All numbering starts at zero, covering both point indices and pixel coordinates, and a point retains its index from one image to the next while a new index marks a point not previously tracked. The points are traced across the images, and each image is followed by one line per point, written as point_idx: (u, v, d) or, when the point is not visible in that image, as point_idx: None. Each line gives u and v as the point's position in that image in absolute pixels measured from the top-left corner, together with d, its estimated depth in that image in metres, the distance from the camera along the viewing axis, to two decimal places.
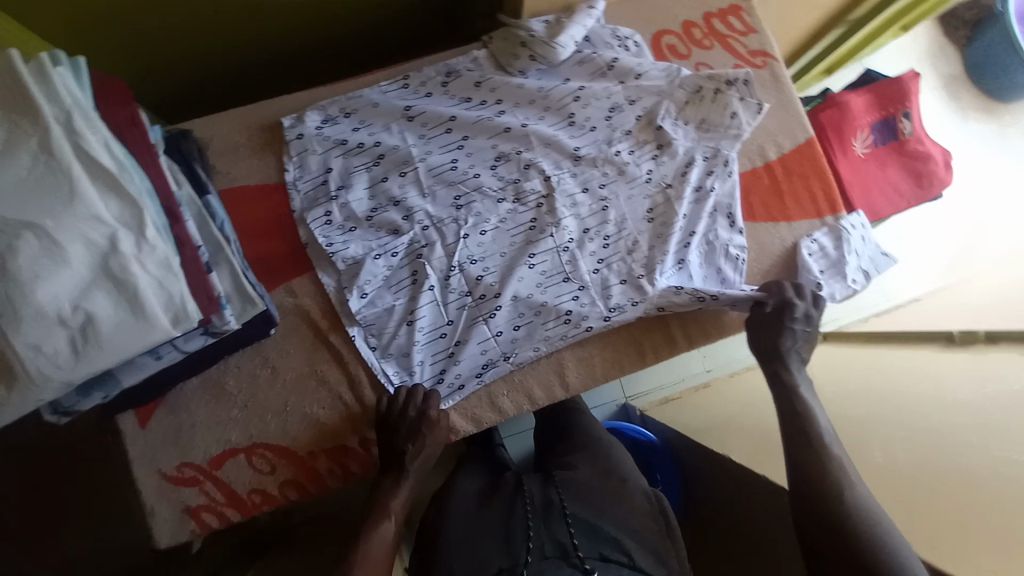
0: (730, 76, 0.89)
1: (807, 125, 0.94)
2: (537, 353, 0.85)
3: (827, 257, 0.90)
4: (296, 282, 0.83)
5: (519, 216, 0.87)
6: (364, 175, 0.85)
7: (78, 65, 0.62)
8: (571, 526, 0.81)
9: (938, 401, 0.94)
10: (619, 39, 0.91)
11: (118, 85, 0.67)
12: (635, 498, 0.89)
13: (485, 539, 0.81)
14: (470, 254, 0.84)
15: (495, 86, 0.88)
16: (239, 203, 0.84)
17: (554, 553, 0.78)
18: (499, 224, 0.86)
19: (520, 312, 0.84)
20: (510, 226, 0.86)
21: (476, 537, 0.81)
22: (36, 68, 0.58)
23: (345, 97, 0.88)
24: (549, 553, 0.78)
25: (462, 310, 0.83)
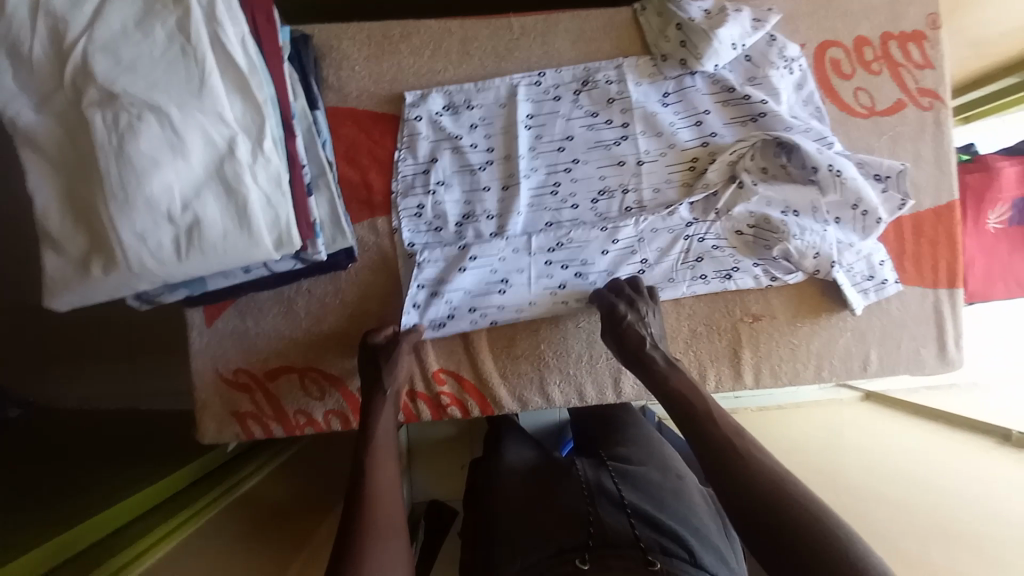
0: (881, 167, 0.79)
1: (956, 186, 0.85)
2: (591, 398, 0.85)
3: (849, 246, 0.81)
4: (380, 220, 0.81)
5: (614, 274, 0.83)
6: (468, 176, 0.81)
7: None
8: (631, 515, 0.76)
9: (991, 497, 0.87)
10: (785, 60, 0.81)
11: None
12: (693, 495, 0.86)
13: (543, 518, 0.80)
14: (551, 300, 0.81)
15: (630, 109, 0.82)
16: (345, 126, 0.81)
17: (619, 540, 0.73)
18: (589, 280, 0.82)
19: (583, 352, 0.84)
20: (599, 281, 0.82)
21: (535, 514, 0.81)
22: None
23: (472, 86, 0.81)
24: (612, 540, 0.74)
25: (531, 333, 0.83)
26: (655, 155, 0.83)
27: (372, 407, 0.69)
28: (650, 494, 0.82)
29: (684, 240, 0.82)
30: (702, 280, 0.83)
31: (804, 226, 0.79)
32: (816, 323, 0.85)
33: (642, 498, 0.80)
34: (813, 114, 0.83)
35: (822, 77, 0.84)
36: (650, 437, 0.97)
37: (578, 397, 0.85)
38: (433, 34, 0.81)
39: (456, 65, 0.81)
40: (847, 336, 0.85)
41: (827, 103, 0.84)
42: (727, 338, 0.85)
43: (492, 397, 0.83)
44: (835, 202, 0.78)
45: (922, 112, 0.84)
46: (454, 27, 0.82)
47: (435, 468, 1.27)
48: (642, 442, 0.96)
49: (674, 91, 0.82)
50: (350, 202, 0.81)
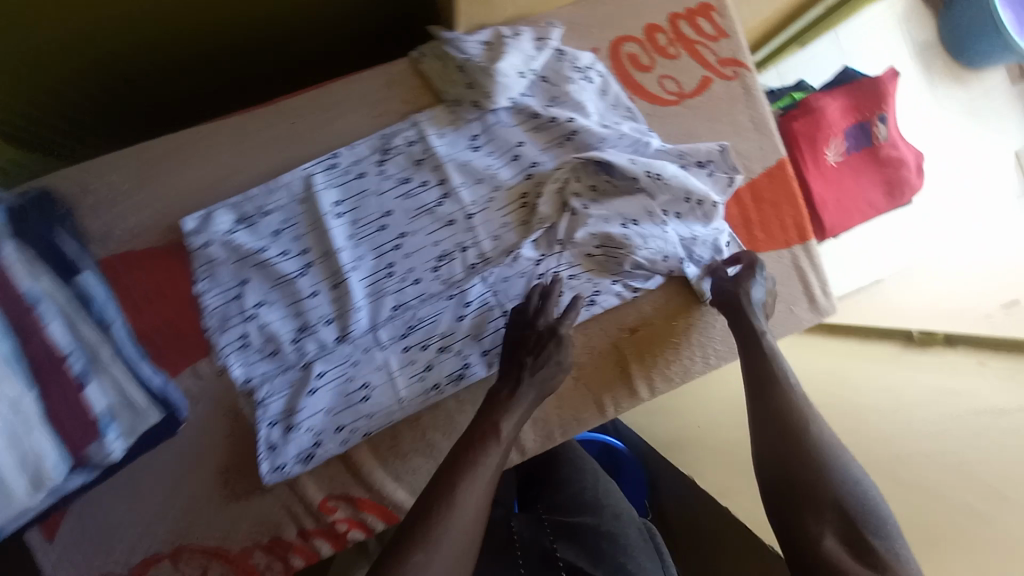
0: (701, 153, 0.79)
1: (779, 145, 0.85)
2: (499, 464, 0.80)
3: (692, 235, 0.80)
4: (207, 363, 0.72)
5: (480, 337, 0.78)
6: (288, 288, 0.73)
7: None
8: None
9: (900, 420, 0.90)
10: (580, 71, 0.78)
11: None
12: (629, 532, 0.83)
13: None
14: (419, 386, 0.76)
15: (441, 165, 0.76)
16: (130, 274, 0.71)
17: None
18: (455, 351, 0.77)
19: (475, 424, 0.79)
20: (466, 350, 0.77)
21: None
22: None
23: (261, 190, 0.72)
24: None
25: (412, 425, 0.78)
26: (482, 204, 0.78)
27: (469, 443, 0.61)
28: (586, 545, 0.81)
29: (539, 281, 0.79)
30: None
31: (646, 233, 0.78)
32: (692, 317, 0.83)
33: (577, 554, 0.80)
34: (626, 115, 0.80)
35: (622, 75, 0.81)
36: (585, 474, 0.92)
37: None
38: (201, 144, 0.73)
39: (236, 170, 0.73)
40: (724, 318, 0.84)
41: (635, 99, 0.82)
42: (612, 360, 0.82)
43: (392, 505, 0.77)
44: (667, 200, 0.77)
45: (729, 82, 0.83)
46: (221, 131, 0.73)
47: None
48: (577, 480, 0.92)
49: (481, 132, 0.77)
50: (164, 354, 0.71)
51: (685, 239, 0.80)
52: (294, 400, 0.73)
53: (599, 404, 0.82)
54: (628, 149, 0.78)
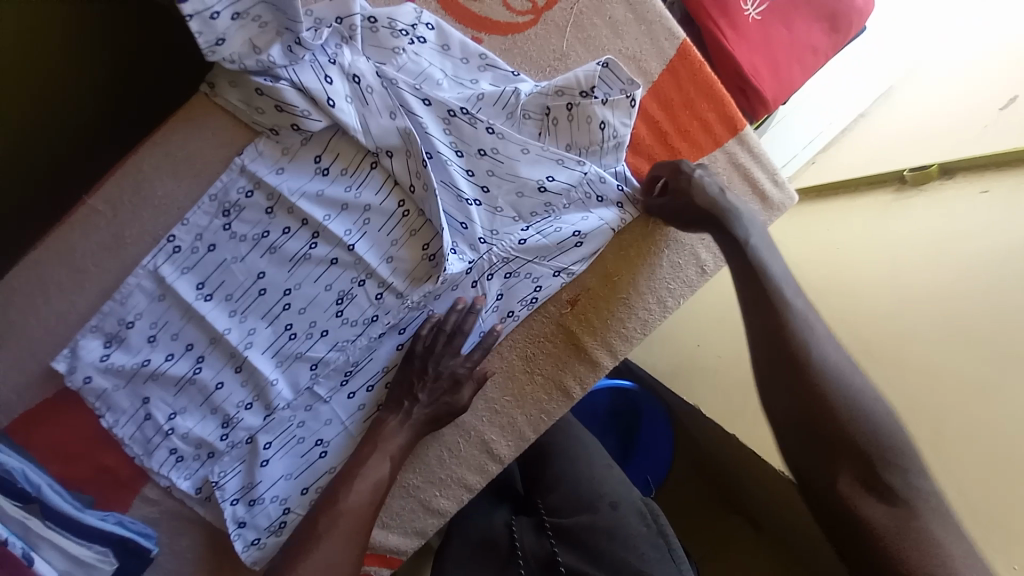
0: (582, 82, 0.64)
1: (676, 31, 0.70)
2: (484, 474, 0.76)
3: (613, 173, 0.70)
4: (151, 487, 0.69)
5: None
6: (193, 388, 0.68)
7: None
8: None
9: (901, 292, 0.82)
10: (401, 34, 0.63)
11: None
12: (629, 521, 0.77)
13: None
14: None
15: (294, 205, 0.66)
16: (30, 435, 0.67)
17: None
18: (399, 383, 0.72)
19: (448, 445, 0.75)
20: None
21: None
22: None
23: (114, 302, 0.65)
24: None
25: None
26: (360, 228, 0.69)
27: (358, 460, 0.68)
28: (588, 548, 0.75)
29: (475, 289, 0.71)
30: (513, 317, 0.73)
31: (559, 200, 0.70)
32: (623, 273, 0.73)
33: (579, 559, 0.75)
34: (481, 65, 0.66)
35: (457, 13, 0.67)
36: (578, 465, 0.86)
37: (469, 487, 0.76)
38: (28, 277, 0.64)
39: (78, 289, 0.65)
40: (667, 251, 0.74)
41: (484, 38, 0.67)
42: (560, 340, 0.75)
43: (388, 550, 0.75)
44: (565, 137, 0.67)
45: None
46: (42, 256, 0.64)
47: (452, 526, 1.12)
48: (573, 471, 0.86)
49: (324, 151, 0.66)
50: (101, 491, 0.68)
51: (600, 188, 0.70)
52: (247, 488, 0.69)
53: (564, 389, 0.76)
54: (495, 107, 0.66)
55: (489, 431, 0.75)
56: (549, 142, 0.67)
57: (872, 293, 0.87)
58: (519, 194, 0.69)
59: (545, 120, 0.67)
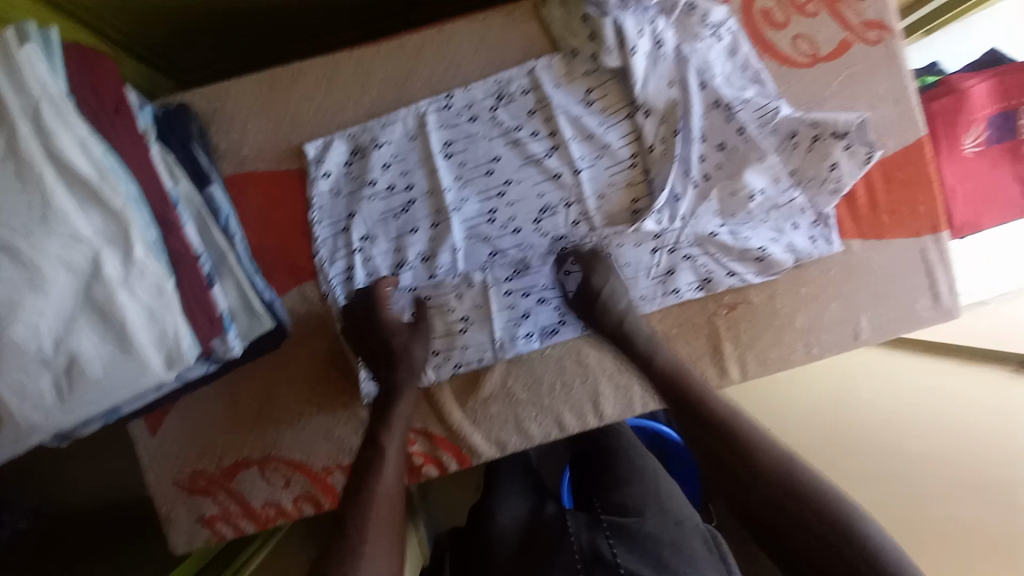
0: (839, 125, 0.71)
1: (922, 124, 0.77)
2: (583, 423, 0.78)
3: (817, 215, 0.76)
4: (309, 285, 0.75)
5: (580, 296, 0.77)
6: (390, 224, 0.75)
7: (49, 42, 0.52)
8: None
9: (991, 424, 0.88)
10: (710, 28, 0.72)
11: (98, 60, 0.57)
12: (694, 541, 0.77)
13: None
14: (516, 333, 0.76)
15: (553, 116, 0.75)
16: (247, 193, 0.74)
17: None
18: (553, 304, 0.77)
19: (567, 379, 0.77)
20: (564, 307, 0.77)
21: None
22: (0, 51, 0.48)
23: (376, 124, 0.74)
24: None
25: (500, 372, 0.77)
26: (590, 160, 0.76)
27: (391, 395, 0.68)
28: (646, 553, 0.74)
29: (655, 257, 0.77)
30: (675, 294, 0.77)
31: (764, 214, 0.76)
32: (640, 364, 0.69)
33: (639, 563, 0.72)
34: (752, 79, 0.75)
35: (753, 34, 0.75)
36: (645, 473, 0.90)
37: (568, 428, 0.78)
38: (321, 70, 0.74)
39: (355, 102, 0.74)
40: (834, 305, 0.78)
41: (763, 59, 0.75)
42: (704, 335, 0.78)
43: (467, 447, 0.78)
44: (797, 164, 0.74)
45: (871, 48, 0.76)
46: (342, 60, 0.74)
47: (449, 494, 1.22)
48: (639, 480, 0.89)
49: (595, 87, 0.74)
50: (276, 267, 0.74)
51: (801, 223, 0.76)
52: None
53: None
54: (754, 115, 0.72)
55: (606, 390, 0.78)
56: (781, 161, 0.74)
57: (949, 436, 0.90)
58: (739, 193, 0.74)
59: (787, 141, 0.74)
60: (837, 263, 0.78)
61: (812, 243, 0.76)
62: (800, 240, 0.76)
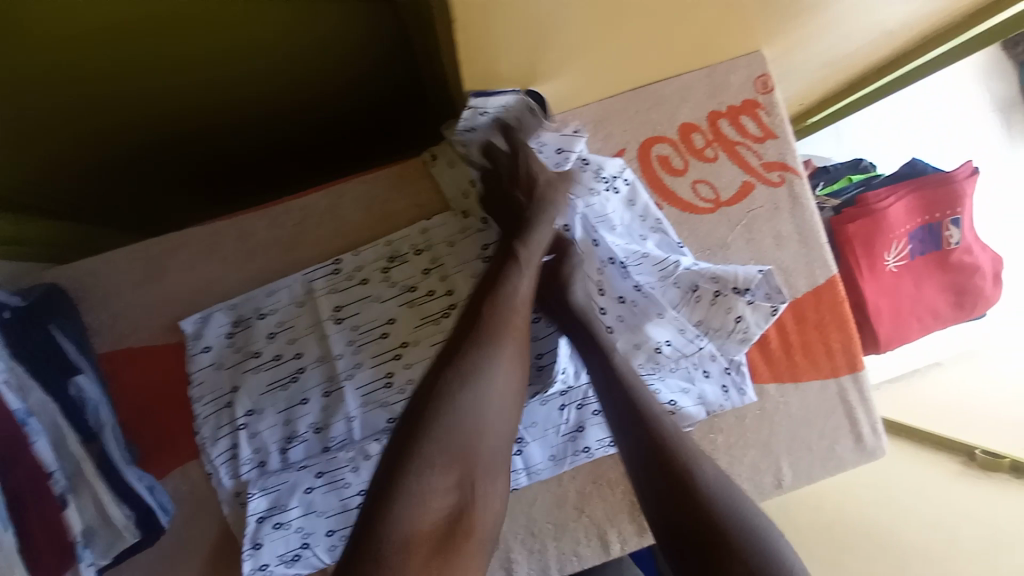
0: (739, 279, 0.69)
1: (830, 262, 0.76)
2: None
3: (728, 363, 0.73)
4: (194, 464, 0.70)
5: None
6: (278, 396, 0.70)
7: None
8: None
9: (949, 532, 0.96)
10: (605, 180, 0.71)
11: None
12: None
13: None
14: None
15: (449, 274, 0.71)
16: (127, 370, 0.70)
17: None
18: None
19: None
20: None
21: None
22: None
23: (261, 292, 0.71)
24: None
25: None
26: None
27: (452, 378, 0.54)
28: None
29: (564, 414, 0.73)
30: (586, 452, 0.73)
31: (674, 365, 0.73)
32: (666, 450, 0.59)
33: None
34: (653, 227, 0.72)
35: (653, 181, 0.74)
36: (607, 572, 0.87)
37: None
38: (206, 239, 0.72)
39: (241, 269, 0.72)
40: (753, 451, 0.75)
41: (663, 206, 0.74)
42: (620, 490, 0.75)
43: None
44: (701, 317, 0.72)
45: (772, 189, 0.75)
46: (227, 228, 0.72)
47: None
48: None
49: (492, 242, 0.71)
50: (155, 449, 0.69)
51: (711, 372, 0.73)
52: (276, 508, 0.68)
53: (605, 546, 0.74)
54: (653, 268, 0.70)
55: (519, 557, 0.73)
56: (685, 313, 0.72)
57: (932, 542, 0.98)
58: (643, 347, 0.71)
59: (687, 294, 0.72)
60: (754, 408, 0.75)
61: (724, 395, 0.72)
62: (711, 392, 0.73)
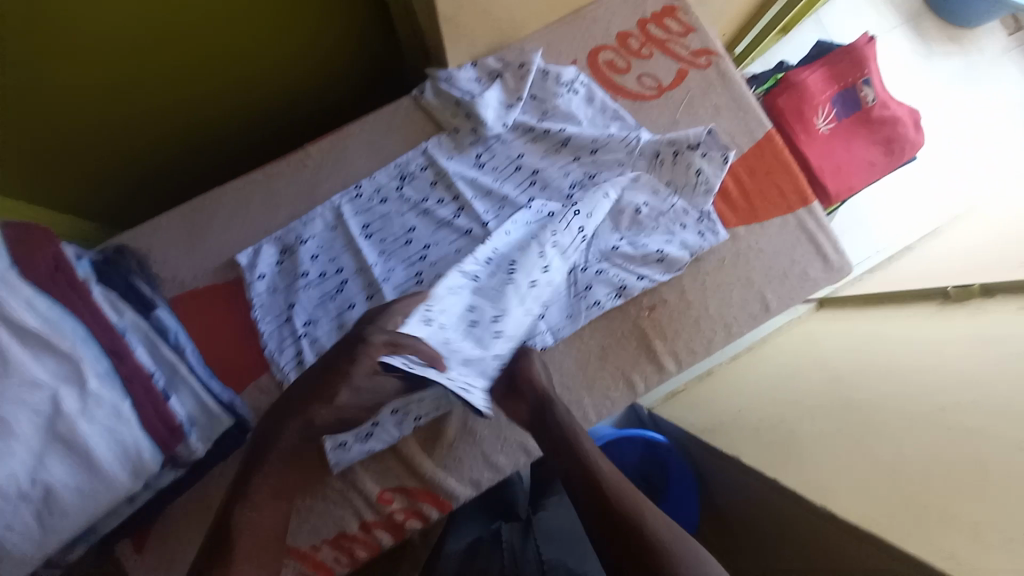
0: (690, 138, 0.83)
1: (762, 118, 0.90)
2: None
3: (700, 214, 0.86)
4: (264, 380, 0.80)
5: None
6: (329, 306, 0.82)
7: None
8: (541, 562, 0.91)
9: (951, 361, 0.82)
10: (565, 84, 0.86)
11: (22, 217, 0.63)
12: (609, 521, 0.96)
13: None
14: None
15: (453, 183, 0.85)
16: (192, 310, 0.80)
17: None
18: None
19: None
20: None
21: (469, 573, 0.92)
22: None
23: (299, 223, 0.83)
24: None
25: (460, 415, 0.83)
26: (495, 211, 0.85)
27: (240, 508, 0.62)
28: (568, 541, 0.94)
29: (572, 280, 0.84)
30: (599, 306, 0.84)
31: (654, 219, 0.86)
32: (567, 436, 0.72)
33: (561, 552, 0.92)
34: (613, 117, 0.87)
35: (601, 79, 0.89)
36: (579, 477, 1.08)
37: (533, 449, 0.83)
38: (243, 191, 0.84)
39: (276, 209, 0.84)
40: (739, 286, 0.87)
41: (617, 99, 0.88)
42: (635, 339, 0.86)
43: (445, 493, 0.82)
44: (671, 177, 0.85)
45: (702, 70, 0.90)
46: (260, 178, 0.84)
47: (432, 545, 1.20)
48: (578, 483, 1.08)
49: (484, 151, 0.86)
50: (229, 372, 0.80)
51: (689, 224, 0.86)
52: None
53: (632, 388, 0.85)
54: (620, 145, 0.84)
55: None
56: (655, 176, 0.85)
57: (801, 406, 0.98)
58: (625, 208, 0.85)
59: (655, 160, 0.85)
60: (730, 249, 0.88)
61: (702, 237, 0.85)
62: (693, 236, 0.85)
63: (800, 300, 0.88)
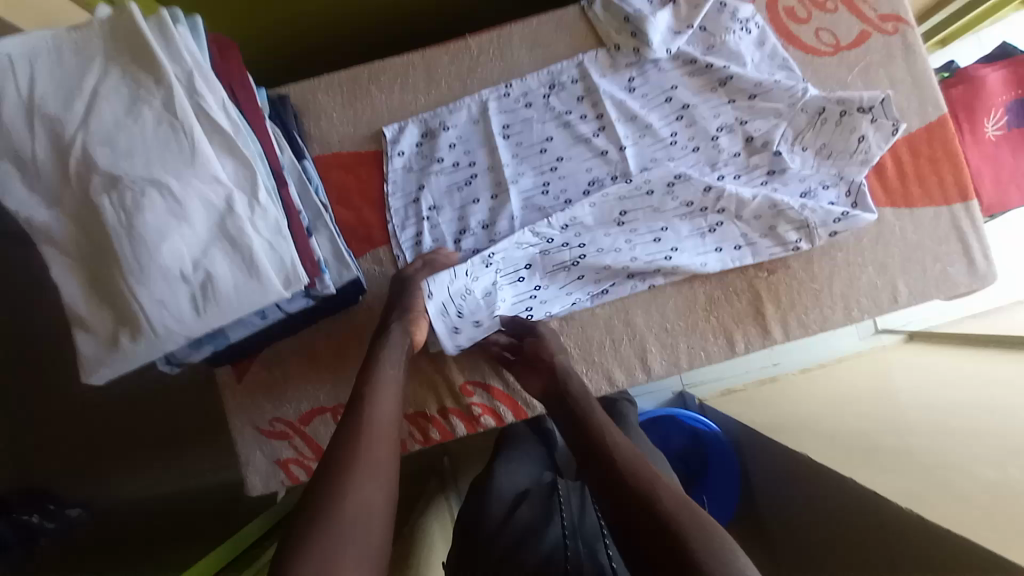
0: (861, 101, 0.78)
1: (941, 100, 0.83)
2: (631, 376, 0.84)
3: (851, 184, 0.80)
4: (383, 252, 0.84)
5: None
6: (456, 195, 0.84)
7: (197, 27, 0.66)
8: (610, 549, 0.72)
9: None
10: (740, 21, 0.82)
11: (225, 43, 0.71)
12: None
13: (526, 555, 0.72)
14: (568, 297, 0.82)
15: (601, 101, 0.84)
16: (332, 171, 0.85)
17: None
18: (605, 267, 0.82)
19: (615, 335, 0.84)
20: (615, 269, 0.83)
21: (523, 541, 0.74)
22: (158, 25, 0.62)
23: (445, 110, 0.85)
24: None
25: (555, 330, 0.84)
26: (635, 138, 0.84)
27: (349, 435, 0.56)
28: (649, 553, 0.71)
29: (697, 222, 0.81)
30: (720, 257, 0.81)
31: (798, 178, 0.81)
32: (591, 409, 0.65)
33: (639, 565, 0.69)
34: (781, 66, 0.83)
35: (780, 28, 0.85)
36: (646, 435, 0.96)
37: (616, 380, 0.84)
38: (399, 68, 0.86)
39: (426, 92, 0.86)
40: (870, 269, 0.83)
41: (789, 50, 0.85)
42: (746, 298, 0.83)
43: (523, 401, 0.85)
44: (827, 138, 0.80)
45: (888, 37, 0.84)
46: (418, 59, 0.86)
47: (473, 471, 1.30)
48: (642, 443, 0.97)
49: (637, 76, 0.85)
50: (354, 236, 0.84)
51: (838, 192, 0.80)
52: None
53: (731, 346, 0.84)
54: (783, 94, 0.81)
55: (653, 348, 0.84)
56: (812, 135, 0.81)
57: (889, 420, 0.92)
58: (770, 160, 0.82)
59: (816, 117, 0.81)
60: (871, 230, 0.83)
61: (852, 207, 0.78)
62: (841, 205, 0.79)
63: (931, 299, 0.83)
